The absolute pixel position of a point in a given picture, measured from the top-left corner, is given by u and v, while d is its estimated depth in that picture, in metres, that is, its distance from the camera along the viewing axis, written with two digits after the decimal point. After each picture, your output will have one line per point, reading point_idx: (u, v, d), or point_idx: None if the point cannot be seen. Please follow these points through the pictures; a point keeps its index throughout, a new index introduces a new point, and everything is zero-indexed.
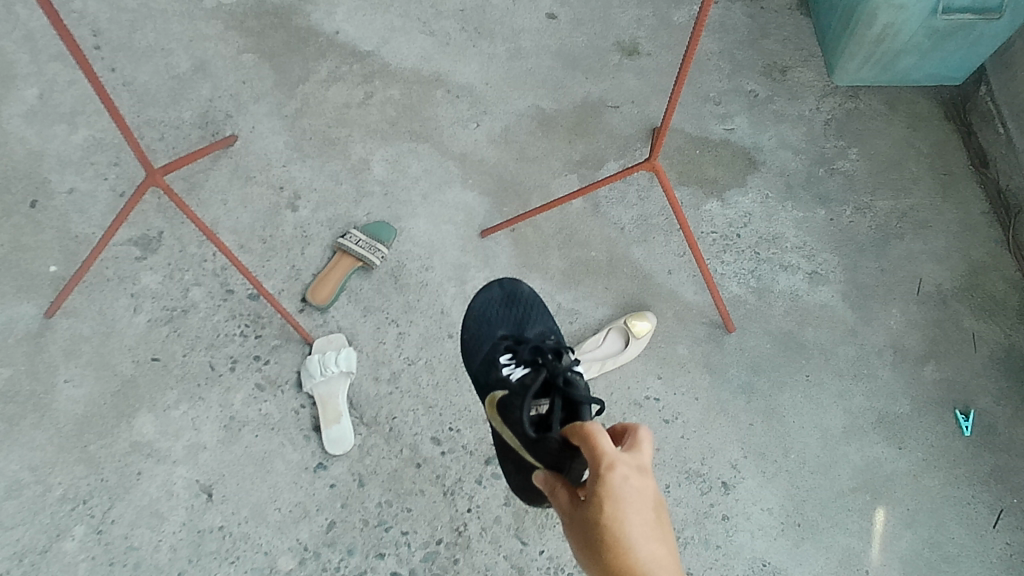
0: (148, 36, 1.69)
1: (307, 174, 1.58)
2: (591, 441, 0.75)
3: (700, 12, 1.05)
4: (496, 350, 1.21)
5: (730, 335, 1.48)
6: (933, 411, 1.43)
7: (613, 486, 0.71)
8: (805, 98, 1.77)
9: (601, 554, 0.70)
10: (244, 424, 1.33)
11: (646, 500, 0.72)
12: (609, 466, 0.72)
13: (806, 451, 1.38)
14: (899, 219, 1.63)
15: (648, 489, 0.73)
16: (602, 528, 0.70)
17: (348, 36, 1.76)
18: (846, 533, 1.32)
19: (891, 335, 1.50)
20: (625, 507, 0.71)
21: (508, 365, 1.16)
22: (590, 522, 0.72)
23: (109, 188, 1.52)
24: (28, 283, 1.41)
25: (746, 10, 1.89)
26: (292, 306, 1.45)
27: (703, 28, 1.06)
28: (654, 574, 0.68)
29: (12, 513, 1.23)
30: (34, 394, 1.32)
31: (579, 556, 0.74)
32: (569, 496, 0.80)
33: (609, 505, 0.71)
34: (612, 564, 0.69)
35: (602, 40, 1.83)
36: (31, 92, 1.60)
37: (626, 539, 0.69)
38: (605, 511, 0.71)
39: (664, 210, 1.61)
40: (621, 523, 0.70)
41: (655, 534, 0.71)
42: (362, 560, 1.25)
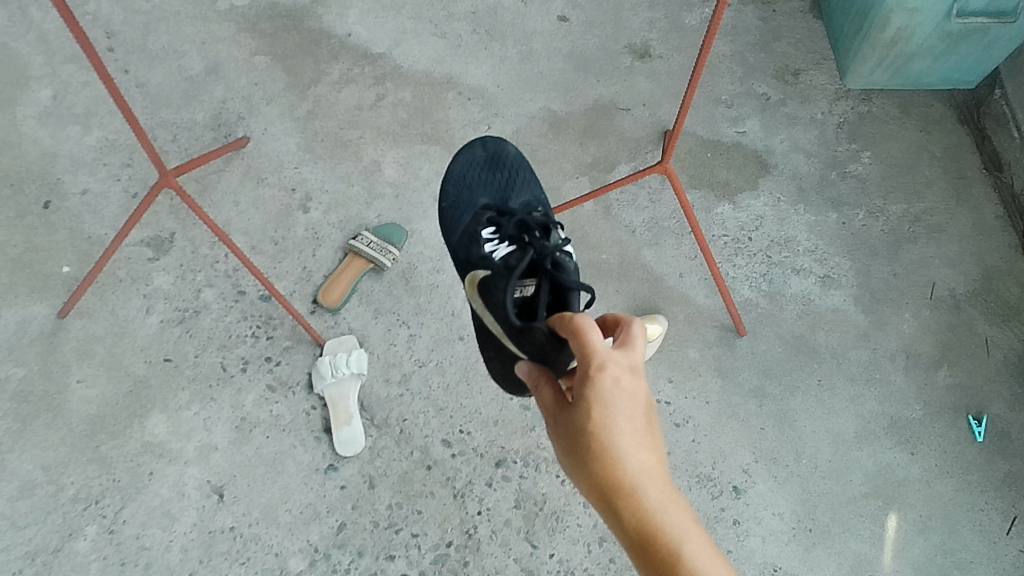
0: (161, 38, 1.70)
1: (319, 176, 1.58)
2: (580, 336, 0.73)
3: (713, 17, 1.05)
4: (478, 222, 1.17)
5: (741, 339, 1.48)
6: (946, 416, 1.42)
7: (602, 388, 0.70)
8: (818, 101, 1.77)
9: (588, 460, 0.70)
10: (255, 425, 1.34)
11: (635, 405, 0.72)
12: (600, 367, 0.71)
13: (818, 456, 1.38)
14: (912, 223, 1.62)
15: (638, 393, 0.72)
16: (589, 433, 0.70)
17: (360, 38, 1.76)
18: (858, 539, 1.32)
19: (903, 340, 1.49)
20: (614, 412, 0.70)
21: (492, 242, 1.13)
22: (576, 425, 0.71)
23: (122, 189, 1.53)
24: (41, 283, 1.42)
25: (758, 13, 1.88)
26: (303, 308, 1.45)
27: (716, 32, 1.06)
28: (644, 484, 0.68)
29: (25, 513, 1.24)
30: (46, 394, 1.33)
31: (563, 458, 0.74)
32: (552, 393, 0.78)
33: (597, 409, 0.70)
34: (598, 470, 0.69)
35: (614, 43, 1.82)
36: (45, 93, 1.61)
37: (614, 447, 0.69)
38: (592, 415, 0.70)
39: (675, 213, 1.61)
40: (609, 429, 0.70)
41: (644, 444, 0.70)
42: (372, 562, 1.25)
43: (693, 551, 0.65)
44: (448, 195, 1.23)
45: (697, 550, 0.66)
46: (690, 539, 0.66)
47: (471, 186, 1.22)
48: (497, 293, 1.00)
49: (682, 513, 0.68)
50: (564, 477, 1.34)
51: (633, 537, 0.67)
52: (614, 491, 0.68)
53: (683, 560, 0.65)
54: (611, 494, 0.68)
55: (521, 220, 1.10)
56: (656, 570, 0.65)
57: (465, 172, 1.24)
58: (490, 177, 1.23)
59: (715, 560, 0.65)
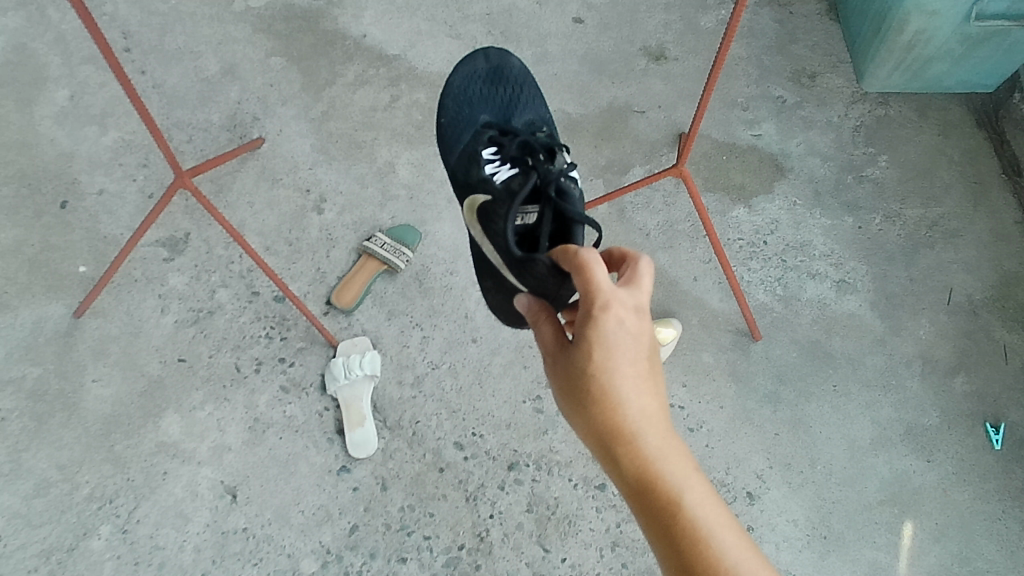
0: (177, 39, 1.71)
1: (333, 177, 1.58)
2: (585, 272, 0.74)
3: (731, 19, 1.03)
4: (478, 142, 1.16)
5: (756, 344, 1.47)
6: (963, 423, 1.41)
7: (605, 332, 0.71)
8: (834, 104, 1.75)
9: (588, 402, 0.72)
10: (268, 426, 1.34)
11: (637, 347, 0.73)
12: (604, 306, 0.72)
13: (833, 462, 1.37)
14: (929, 228, 1.61)
15: (641, 334, 0.73)
16: (590, 376, 0.72)
17: (375, 40, 1.76)
18: (873, 547, 1.31)
19: (920, 346, 1.48)
20: (616, 355, 0.72)
21: (493, 163, 1.13)
22: (577, 367, 0.73)
23: (138, 190, 1.53)
24: (57, 283, 1.43)
25: (775, 15, 1.87)
26: (317, 309, 1.45)
27: (733, 35, 1.04)
28: (644, 428, 0.70)
29: (39, 511, 1.24)
30: (62, 393, 1.33)
31: (562, 395, 0.76)
32: (553, 329, 0.80)
33: (598, 352, 0.72)
34: (598, 414, 0.71)
35: (629, 45, 1.82)
36: (63, 94, 1.62)
37: (614, 391, 0.71)
38: (593, 357, 0.72)
39: (690, 217, 1.60)
40: (610, 372, 0.71)
41: (645, 388, 0.72)
42: (384, 564, 1.25)
43: (690, 494, 0.67)
44: (446, 110, 1.20)
45: (694, 493, 0.68)
46: (688, 484, 0.68)
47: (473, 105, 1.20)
48: (497, 221, 1.02)
49: (679, 457, 0.70)
50: (577, 481, 1.33)
51: (631, 481, 0.69)
52: (613, 435, 0.70)
53: (680, 505, 0.67)
54: (610, 438, 0.70)
55: (524, 142, 1.10)
56: (653, 516, 0.67)
57: (466, 87, 1.21)
58: (492, 97, 1.21)
59: (711, 504, 0.67)
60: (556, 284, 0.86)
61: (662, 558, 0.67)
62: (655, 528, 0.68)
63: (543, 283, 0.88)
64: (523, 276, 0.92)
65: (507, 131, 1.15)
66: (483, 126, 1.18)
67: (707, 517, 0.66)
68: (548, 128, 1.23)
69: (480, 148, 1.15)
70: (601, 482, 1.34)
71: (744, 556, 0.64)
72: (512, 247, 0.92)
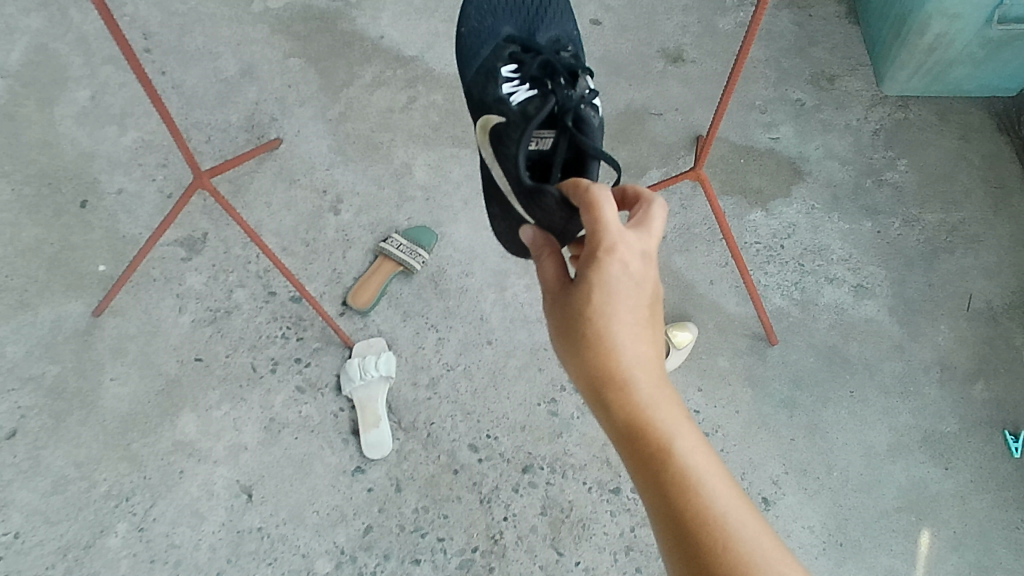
0: (197, 39, 1.72)
1: (350, 178, 1.59)
2: (594, 211, 0.74)
3: (753, 16, 1.03)
4: (499, 59, 1.16)
5: (772, 348, 1.46)
6: (982, 431, 1.39)
7: (608, 277, 0.72)
8: (853, 107, 1.74)
9: (584, 344, 0.72)
10: (284, 425, 1.35)
11: (639, 294, 0.73)
12: (609, 248, 0.72)
13: (849, 468, 1.36)
14: (949, 233, 1.59)
15: (645, 281, 0.74)
16: (588, 317, 0.72)
17: (393, 41, 1.76)
18: (889, 554, 1.29)
19: (939, 352, 1.46)
20: (615, 297, 0.72)
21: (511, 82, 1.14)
22: (575, 306, 0.73)
23: (157, 190, 1.54)
24: (77, 281, 1.44)
25: (794, 17, 1.86)
26: (333, 309, 1.46)
27: (755, 32, 1.04)
28: (637, 374, 0.71)
29: (57, 508, 1.25)
30: (80, 392, 1.34)
31: (557, 336, 0.76)
32: (553, 269, 0.80)
33: (598, 294, 0.72)
34: (594, 356, 0.71)
35: (646, 47, 1.81)
36: (83, 94, 1.63)
37: (611, 333, 0.71)
38: (593, 299, 0.72)
39: (707, 220, 1.60)
40: (608, 316, 0.71)
41: (642, 335, 0.73)
42: (398, 565, 1.26)
43: (679, 440, 0.68)
44: (469, 20, 1.19)
45: (683, 440, 0.68)
46: (678, 430, 0.69)
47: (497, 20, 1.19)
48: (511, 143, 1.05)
49: (671, 405, 0.70)
50: (591, 485, 1.33)
51: (622, 425, 0.70)
52: (606, 378, 0.71)
53: (669, 450, 0.67)
54: (603, 383, 0.71)
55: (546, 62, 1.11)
56: (640, 458, 0.68)
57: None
58: (517, 10, 1.19)
59: (700, 451, 0.68)
60: (564, 218, 0.88)
61: (646, 501, 0.68)
62: (642, 470, 0.68)
63: (551, 215, 0.90)
64: (530, 204, 0.95)
65: (529, 48, 1.15)
66: (505, 40, 1.17)
67: (695, 463, 0.67)
68: (573, 47, 1.20)
69: (498, 64, 1.16)
70: (615, 486, 1.33)
71: (730, 498, 0.65)
72: (523, 174, 0.95)
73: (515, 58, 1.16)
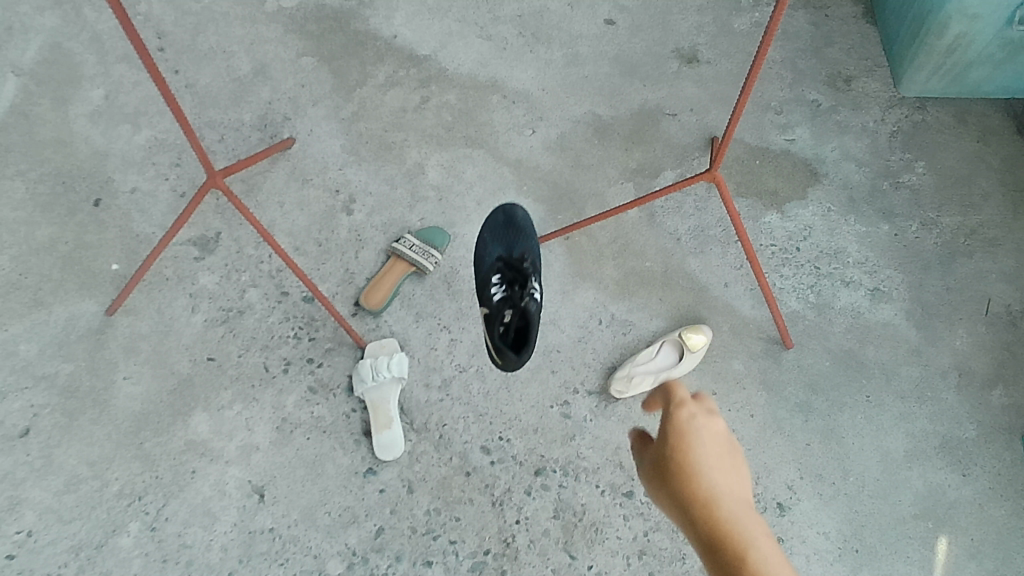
0: (210, 38, 1.72)
1: (363, 178, 1.58)
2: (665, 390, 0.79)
3: (774, 12, 1.03)
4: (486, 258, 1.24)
5: (787, 352, 1.45)
6: (1001, 437, 1.38)
7: (682, 417, 0.75)
8: (870, 109, 1.73)
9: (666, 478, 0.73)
10: (296, 426, 1.34)
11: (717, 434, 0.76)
12: (681, 402, 0.76)
13: (865, 474, 1.35)
14: (967, 236, 1.57)
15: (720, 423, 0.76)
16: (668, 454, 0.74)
17: (406, 40, 1.76)
18: (906, 561, 1.28)
19: (956, 357, 1.45)
20: (693, 438, 0.74)
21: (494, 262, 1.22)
22: (654, 446, 0.76)
23: (170, 189, 1.54)
24: (90, 280, 1.44)
25: (810, 18, 1.85)
26: (346, 309, 1.45)
27: (777, 28, 1.04)
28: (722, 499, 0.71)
29: (70, 507, 1.25)
30: (93, 390, 1.34)
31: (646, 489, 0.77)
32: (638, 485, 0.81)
33: (677, 431, 0.75)
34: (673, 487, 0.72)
35: (661, 47, 1.80)
36: (97, 93, 1.63)
37: (690, 462, 0.73)
38: (672, 435, 0.74)
39: (721, 222, 1.58)
40: (687, 449, 0.73)
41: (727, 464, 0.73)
42: (410, 567, 1.25)
43: (759, 553, 0.67)
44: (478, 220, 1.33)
45: (763, 555, 0.67)
46: (760, 543, 0.68)
47: (486, 231, 1.27)
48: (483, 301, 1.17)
49: (755, 521, 0.70)
50: (604, 488, 1.32)
51: (702, 542, 0.70)
52: (688, 503, 0.71)
53: (746, 560, 0.67)
54: (685, 507, 0.71)
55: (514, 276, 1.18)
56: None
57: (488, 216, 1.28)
58: (502, 234, 1.25)
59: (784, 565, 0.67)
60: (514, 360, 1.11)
61: None
62: None
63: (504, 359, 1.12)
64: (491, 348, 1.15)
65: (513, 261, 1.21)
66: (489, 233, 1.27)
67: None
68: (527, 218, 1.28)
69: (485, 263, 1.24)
70: (628, 490, 1.32)
71: None
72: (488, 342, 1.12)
73: (493, 254, 1.24)
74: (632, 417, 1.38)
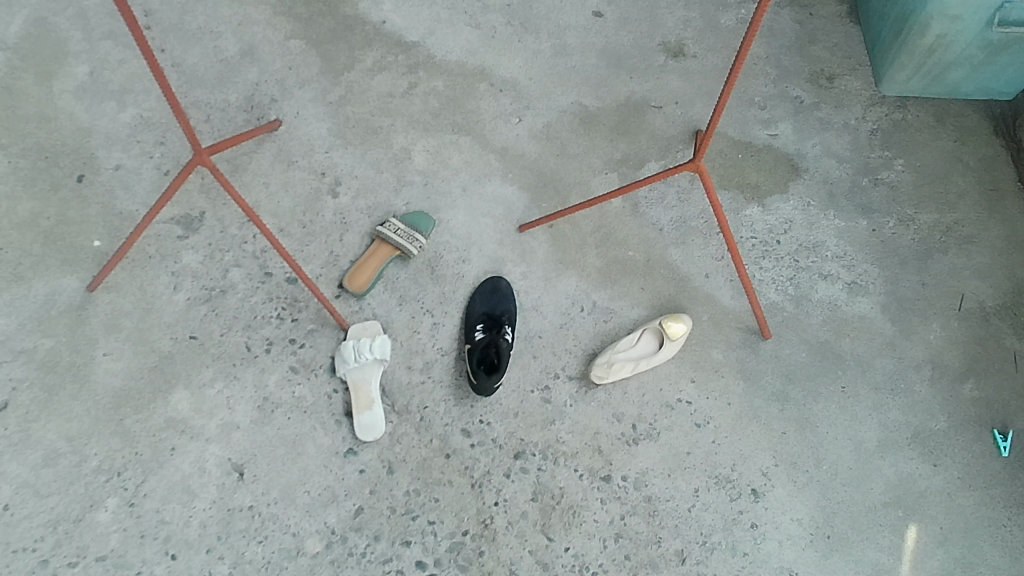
0: (198, 18, 1.71)
1: (349, 162, 1.59)
2: None
3: (760, 1, 1.04)
4: (469, 333, 1.42)
5: (765, 343, 1.47)
6: (971, 429, 1.41)
7: None
8: (851, 107, 1.75)
9: None
10: (277, 405, 1.34)
11: None
12: None
13: (839, 462, 1.37)
14: (943, 233, 1.61)
15: None
16: None
17: (395, 26, 1.76)
18: (876, 548, 1.30)
19: (930, 351, 1.48)
20: None
21: (475, 340, 1.40)
22: None
23: (155, 167, 1.54)
24: (72, 256, 1.43)
25: (795, 16, 1.87)
26: (329, 291, 1.46)
27: (763, 15, 1.05)
28: None
29: (47, 482, 1.25)
30: (74, 366, 1.34)
31: None
32: None
33: None
34: None
35: (648, 40, 1.82)
36: (82, 69, 1.62)
37: None
38: None
39: (703, 213, 1.61)
40: None
41: None
42: (388, 547, 1.25)
43: None
44: (464, 309, 1.46)
45: None
46: None
47: (475, 293, 1.47)
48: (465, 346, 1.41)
49: None
50: (582, 472, 1.33)
51: None
52: None
53: None
54: None
55: (491, 351, 1.36)
56: None
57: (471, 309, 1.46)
58: (485, 293, 1.46)
59: None
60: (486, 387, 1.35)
61: None
62: None
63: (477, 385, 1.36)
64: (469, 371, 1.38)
65: (490, 329, 1.41)
66: (474, 321, 1.43)
67: None
68: (509, 287, 1.47)
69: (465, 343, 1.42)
70: (606, 474, 1.34)
71: None
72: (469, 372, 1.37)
73: (477, 322, 1.43)
74: (612, 403, 1.40)
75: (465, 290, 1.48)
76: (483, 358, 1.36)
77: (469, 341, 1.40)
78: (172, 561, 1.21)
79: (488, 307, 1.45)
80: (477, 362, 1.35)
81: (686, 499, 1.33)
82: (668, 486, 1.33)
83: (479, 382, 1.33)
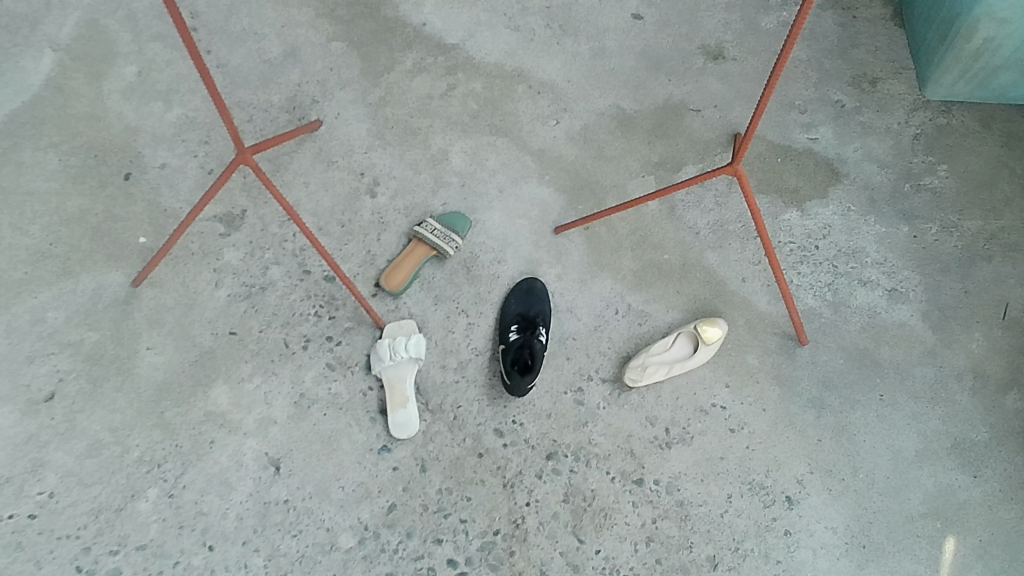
0: (243, 20, 1.75)
1: (387, 162, 1.61)
2: None
3: (803, 2, 1.03)
4: (503, 334, 1.42)
5: (802, 349, 1.46)
6: (1014, 441, 1.38)
7: None
8: (894, 111, 1.73)
9: None
10: (313, 402, 1.37)
11: None
12: None
13: (876, 471, 1.35)
14: (987, 241, 1.58)
15: None
16: None
17: (435, 28, 1.78)
18: (913, 559, 1.28)
19: (972, 360, 1.45)
20: None
21: (509, 341, 1.40)
22: None
23: (198, 166, 1.57)
24: (118, 252, 1.47)
25: (837, 19, 1.85)
26: (366, 290, 1.47)
27: (805, 16, 1.04)
28: None
29: (91, 471, 1.28)
30: (118, 358, 1.37)
31: None
32: None
33: None
34: None
35: (687, 42, 1.81)
36: (131, 70, 1.67)
37: None
38: None
39: (741, 217, 1.60)
40: None
41: None
42: (420, 544, 1.26)
43: None
44: (500, 309, 1.47)
45: None
46: None
47: (510, 295, 1.47)
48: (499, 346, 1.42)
49: None
50: (614, 474, 1.33)
51: None
52: None
53: None
54: None
55: (524, 351, 1.37)
56: None
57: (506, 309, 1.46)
58: (520, 295, 1.47)
59: None
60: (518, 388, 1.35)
61: None
62: None
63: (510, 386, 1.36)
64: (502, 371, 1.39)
65: (524, 330, 1.42)
66: (509, 322, 1.44)
67: None
68: (544, 289, 1.48)
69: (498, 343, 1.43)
70: (638, 477, 1.33)
71: None
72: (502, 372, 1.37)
73: (511, 324, 1.43)
74: (645, 406, 1.40)
75: (501, 290, 1.49)
76: (516, 359, 1.36)
77: (503, 342, 1.41)
78: (210, 552, 1.24)
79: (522, 308, 1.45)
80: (510, 362, 1.36)
81: (719, 505, 1.32)
82: (701, 491, 1.33)
83: (512, 382, 1.33)
